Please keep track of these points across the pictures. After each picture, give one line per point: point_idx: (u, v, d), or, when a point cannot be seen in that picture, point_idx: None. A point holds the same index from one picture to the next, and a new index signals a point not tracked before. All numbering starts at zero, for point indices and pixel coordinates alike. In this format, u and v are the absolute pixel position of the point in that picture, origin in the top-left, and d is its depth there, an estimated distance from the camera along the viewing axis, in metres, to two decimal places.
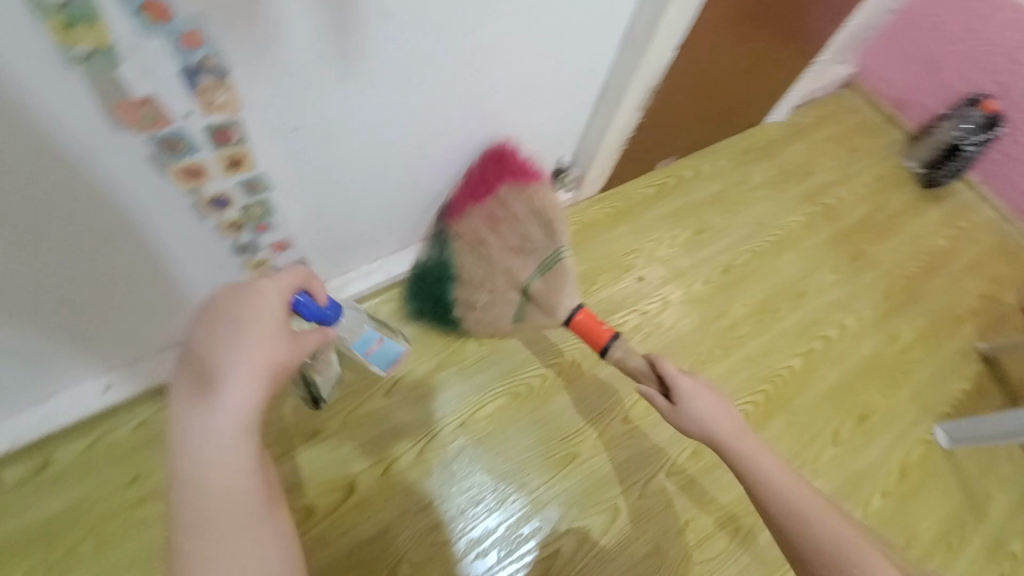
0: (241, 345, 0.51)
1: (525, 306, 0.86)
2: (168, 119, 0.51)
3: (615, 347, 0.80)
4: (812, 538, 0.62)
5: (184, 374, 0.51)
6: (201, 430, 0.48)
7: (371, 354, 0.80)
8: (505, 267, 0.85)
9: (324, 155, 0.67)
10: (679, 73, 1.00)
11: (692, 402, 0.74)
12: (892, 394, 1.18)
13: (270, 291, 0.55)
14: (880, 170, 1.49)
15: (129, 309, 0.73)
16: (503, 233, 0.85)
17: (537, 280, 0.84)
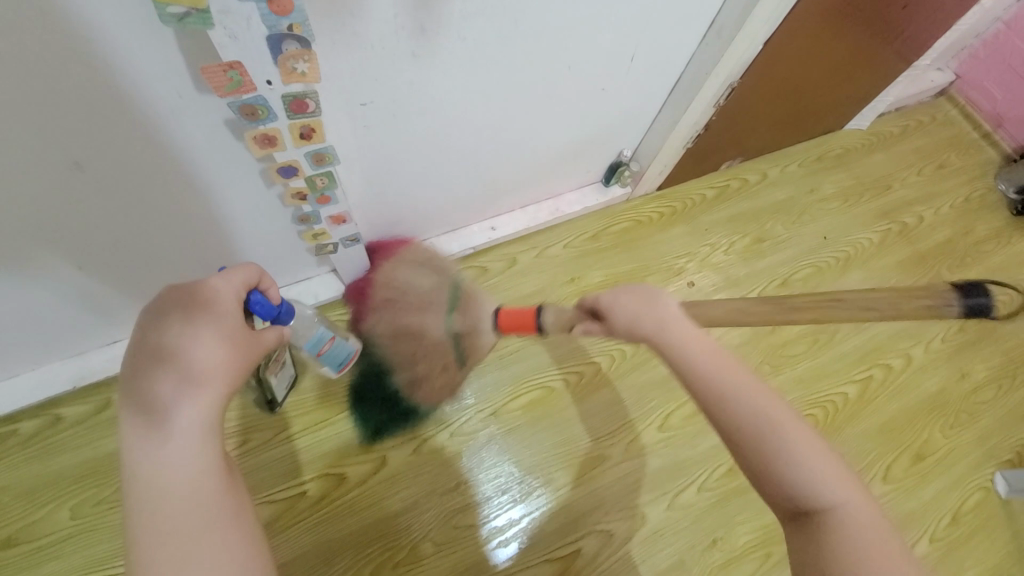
0: (187, 346, 0.51)
1: (461, 347, 0.78)
2: (250, 87, 0.49)
3: (544, 320, 0.71)
4: (754, 439, 0.50)
5: (133, 378, 0.50)
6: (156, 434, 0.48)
7: (321, 354, 0.79)
8: (421, 327, 0.76)
9: (390, 130, 0.67)
10: (761, 71, 0.94)
11: (616, 306, 0.61)
12: (955, 436, 1.09)
13: (223, 290, 0.56)
14: (970, 190, 1.36)
15: (192, 264, 0.75)
16: (414, 304, 0.76)
17: (455, 318, 0.76)
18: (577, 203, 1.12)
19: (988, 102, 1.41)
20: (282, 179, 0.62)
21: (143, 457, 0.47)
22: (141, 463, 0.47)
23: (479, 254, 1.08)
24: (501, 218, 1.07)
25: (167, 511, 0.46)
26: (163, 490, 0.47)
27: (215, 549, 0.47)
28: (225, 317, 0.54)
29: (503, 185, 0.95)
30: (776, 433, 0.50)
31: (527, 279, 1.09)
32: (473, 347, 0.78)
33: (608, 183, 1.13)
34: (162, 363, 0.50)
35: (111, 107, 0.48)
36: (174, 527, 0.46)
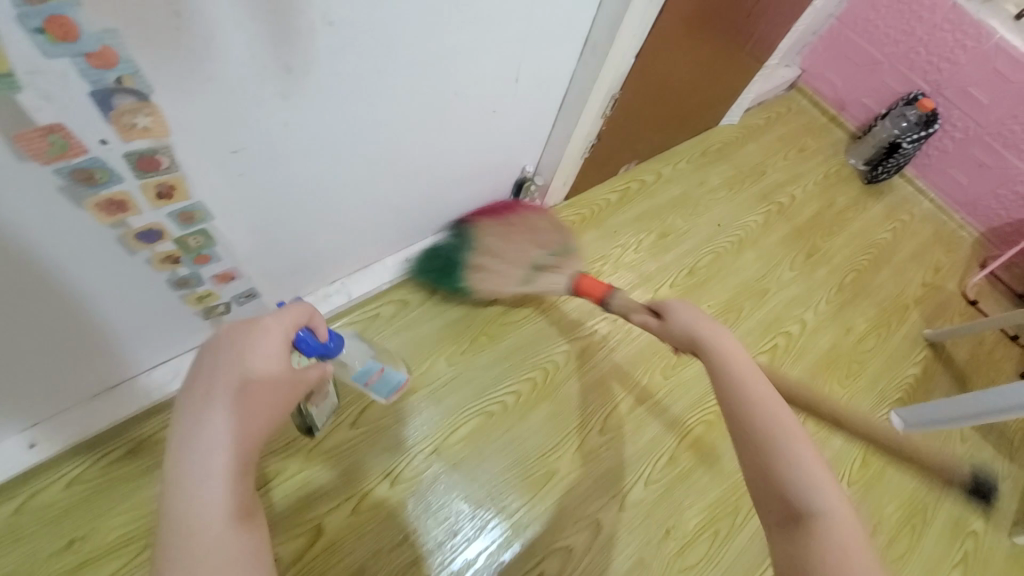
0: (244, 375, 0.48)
1: (534, 277, 0.98)
2: (81, 149, 0.45)
3: (615, 298, 0.88)
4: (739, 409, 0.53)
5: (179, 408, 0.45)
6: (195, 469, 0.42)
7: (371, 383, 0.85)
8: (520, 249, 0.98)
9: (271, 178, 0.62)
10: (638, 78, 1.01)
11: (677, 311, 0.70)
12: (851, 383, 1.22)
13: (274, 328, 0.54)
14: (827, 168, 1.56)
15: (51, 356, 0.65)
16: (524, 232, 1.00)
17: (549, 257, 0.98)
18: None
19: (830, 90, 1.64)
20: (145, 245, 0.57)
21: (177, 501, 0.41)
22: (175, 505, 0.41)
23: (396, 288, 1.05)
24: (414, 247, 1.04)
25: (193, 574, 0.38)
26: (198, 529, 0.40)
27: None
28: (270, 358, 0.52)
29: (410, 215, 0.93)
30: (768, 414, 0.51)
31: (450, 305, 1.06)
32: (545, 284, 0.97)
33: (517, 200, 1.15)
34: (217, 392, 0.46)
35: None
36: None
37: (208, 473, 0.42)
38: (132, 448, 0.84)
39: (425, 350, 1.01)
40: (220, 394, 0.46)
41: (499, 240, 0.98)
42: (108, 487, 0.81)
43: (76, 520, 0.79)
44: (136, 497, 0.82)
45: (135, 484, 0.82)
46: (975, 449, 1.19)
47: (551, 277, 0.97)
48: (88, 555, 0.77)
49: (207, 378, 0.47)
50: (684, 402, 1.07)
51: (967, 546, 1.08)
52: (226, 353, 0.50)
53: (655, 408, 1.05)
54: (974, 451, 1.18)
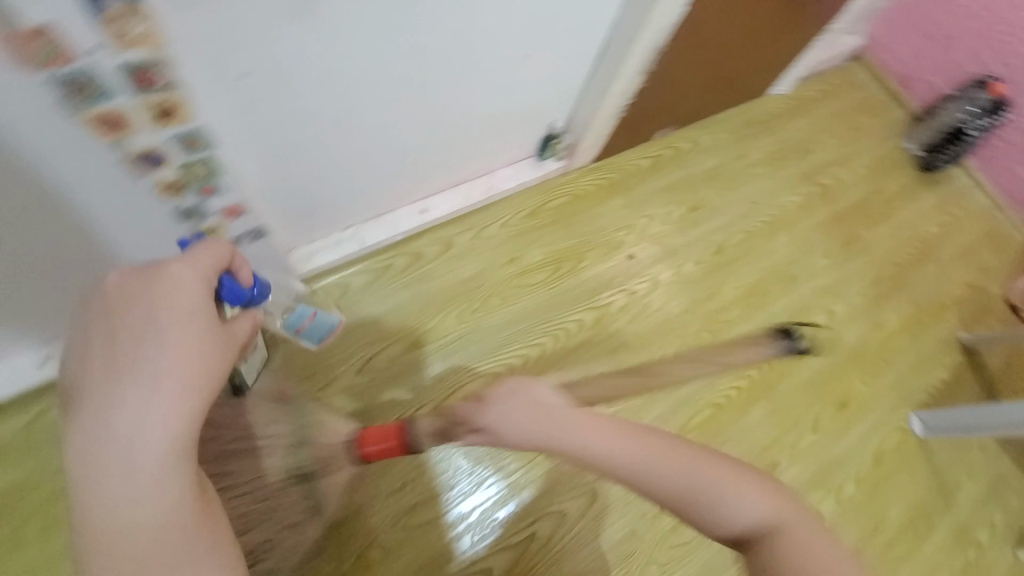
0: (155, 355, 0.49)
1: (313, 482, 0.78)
2: (71, 55, 0.41)
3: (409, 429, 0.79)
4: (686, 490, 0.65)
5: (94, 380, 0.48)
6: (121, 452, 0.46)
7: (303, 329, 0.85)
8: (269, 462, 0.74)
9: (280, 108, 0.59)
10: (689, 30, 0.92)
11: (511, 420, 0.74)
12: (873, 381, 1.16)
13: (189, 279, 0.51)
14: (880, 150, 1.44)
15: (63, 276, 0.65)
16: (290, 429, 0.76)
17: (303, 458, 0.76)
18: (512, 179, 1.06)
19: (896, 63, 1.48)
20: (147, 170, 0.54)
21: (107, 466, 0.46)
22: (103, 483, 0.46)
23: (412, 239, 1.02)
24: (432, 199, 1.00)
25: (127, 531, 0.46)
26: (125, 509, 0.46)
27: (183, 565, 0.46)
28: (190, 315, 0.50)
29: (428, 163, 0.88)
30: (698, 478, 0.66)
31: (463, 263, 1.03)
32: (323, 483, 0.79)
33: (543, 158, 1.08)
34: (132, 366, 0.48)
35: None
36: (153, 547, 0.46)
37: (126, 455, 0.46)
38: None
39: (433, 307, 0.99)
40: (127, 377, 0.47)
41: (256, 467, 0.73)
42: None
43: None
44: None
45: None
46: (994, 459, 1.15)
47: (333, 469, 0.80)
48: None
49: (114, 354, 0.48)
50: (693, 384, 1.04)
51: (968, 554, 1.06)
52: (132, 316, 0.49)
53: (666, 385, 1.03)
54: (993, 461, 1.14)
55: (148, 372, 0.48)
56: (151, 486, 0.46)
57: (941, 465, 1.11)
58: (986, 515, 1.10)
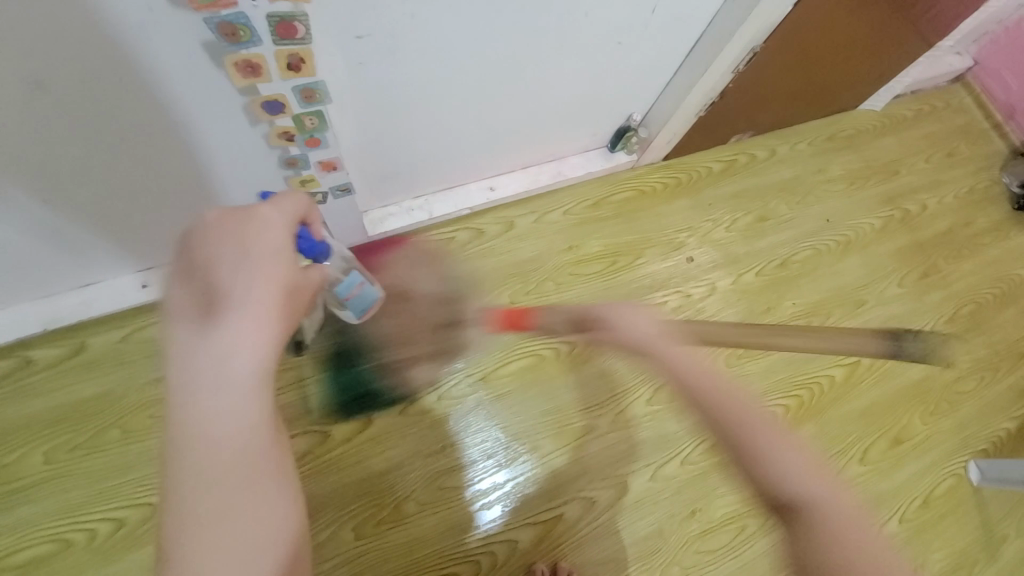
0: (248, 283, 0.49)
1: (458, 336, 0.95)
2: (230, 1, 0.45)
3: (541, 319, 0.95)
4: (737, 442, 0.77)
5: (191, 301, 0.48)
6: (209, 378, 0.45)
7: (348, 299, 0.78)
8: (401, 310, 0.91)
9: (388, 72, 0.62)
10: (787, 32, 0.88)
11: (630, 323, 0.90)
12: (933, 421, 1.10)
13: (274, 220, 0.53)
14: (975, 181, 1.34)
15: (174, 206, 0.71)
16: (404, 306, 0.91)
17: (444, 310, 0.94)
18: (581, 168, 1.07)
19: (1001, 91, 1.37)
20: (268, 115, 0.58)
21: (197, 384, 0.45)
22: (187, 410, 0.44)
23: (477, 216, 1.04)
24: (500, 178, 1.02)
25: (205, 461, 0.43)
26: (209, 438, 0.43)
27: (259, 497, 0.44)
28: (276, 253, 0.52)
29: (506, 142, 0.90)
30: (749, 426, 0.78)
31: (523, 244, 1.05)
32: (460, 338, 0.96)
33: (614, 150, 1.08)
34: (228, 289, 0.48)
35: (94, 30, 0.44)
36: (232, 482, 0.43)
37: (218, 382, 0.45)
38: None
39: (489, 283, 1.02)
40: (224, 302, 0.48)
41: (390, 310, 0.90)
42: None
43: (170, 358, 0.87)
44: None
45: None
46: None
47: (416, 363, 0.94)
48: None
49: (210, 279, 0.49)
50: (740, 395, 1.02)
51: None
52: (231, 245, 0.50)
53: None
54: None
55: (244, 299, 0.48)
56: (236, 415, 0.45)
57: (995, 519, 1.05)
58: None
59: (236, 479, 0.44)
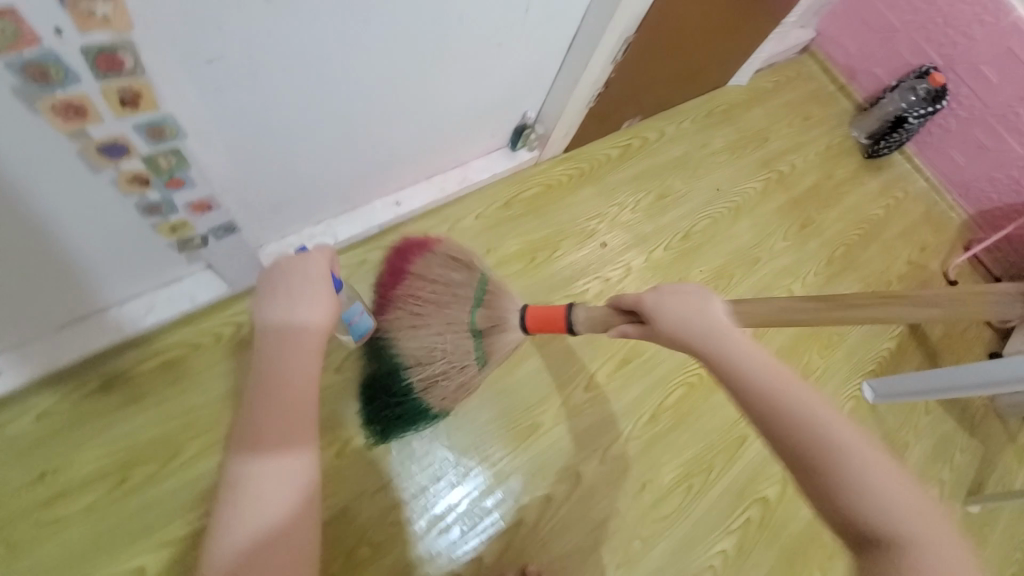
0: (311, 298, 0.61)
1: (483, 343, 0.86)
2: (31, 39, 0.38)
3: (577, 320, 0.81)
4: (807, 443, 0.52)
5: (272, 296, 0.61)
6: (291, 353, 0.57)
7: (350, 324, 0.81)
8: (448, 307, 0.83)
9: (251, 97, 0.57)
10: (655, 20, 0.94)
11: (663, 310, 0.66)
12: (830, 354, 1.24)
13: (320, 261, 0.64)
14: (830, 139, 1.53)
15: (14, 280, 0.60)
16: (457, 292, 0.85)
17: (481, 313, 0.86)
18: (485, 170, 1.06)
19: (842, 56, 1.58)
20: (109, 161, 0.51)
21: (275, 358, 0.57)
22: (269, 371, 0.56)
23: (386, 234, 1.00)
24: (405, 191, 0.99)
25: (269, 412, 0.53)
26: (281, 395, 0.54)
27: (264, 500, 0.50)
28: (321, 281, 0.63)
29: (404, 153, 0.87)
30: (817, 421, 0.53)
31: None
32: (499, 346, 0.88)
33: (516, 148, 1.09)
34: (297, 294, 0.61)
35: None
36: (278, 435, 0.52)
37: (290, 359, 0.57)
38: (106, 381, 0.78)
39: None
40: (300, 300, 0.61)
41: (421, 313, 0.83)
42: (82, 421, 0.76)
43: (47, 452, 0.74)
44: (116, 430, 0.77)
45: (112, 418, 0.77)
46: (937, 420, 1.26)
47: (497, 335, 0.87)
48: (63, 487, 0.73)
49: (286, 286, 0.62)
50: (668, 365, 1.08)
51: None
52: (297, 268, 0.63)
53: (641, 367, 1.06)
54: (936, 422, 1.25)
55: (307, 303, 0.61)
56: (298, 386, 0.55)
57: (892, 429, 1.21)
58: (933, 472, 1.20)
59: (286, 434, 0.53)
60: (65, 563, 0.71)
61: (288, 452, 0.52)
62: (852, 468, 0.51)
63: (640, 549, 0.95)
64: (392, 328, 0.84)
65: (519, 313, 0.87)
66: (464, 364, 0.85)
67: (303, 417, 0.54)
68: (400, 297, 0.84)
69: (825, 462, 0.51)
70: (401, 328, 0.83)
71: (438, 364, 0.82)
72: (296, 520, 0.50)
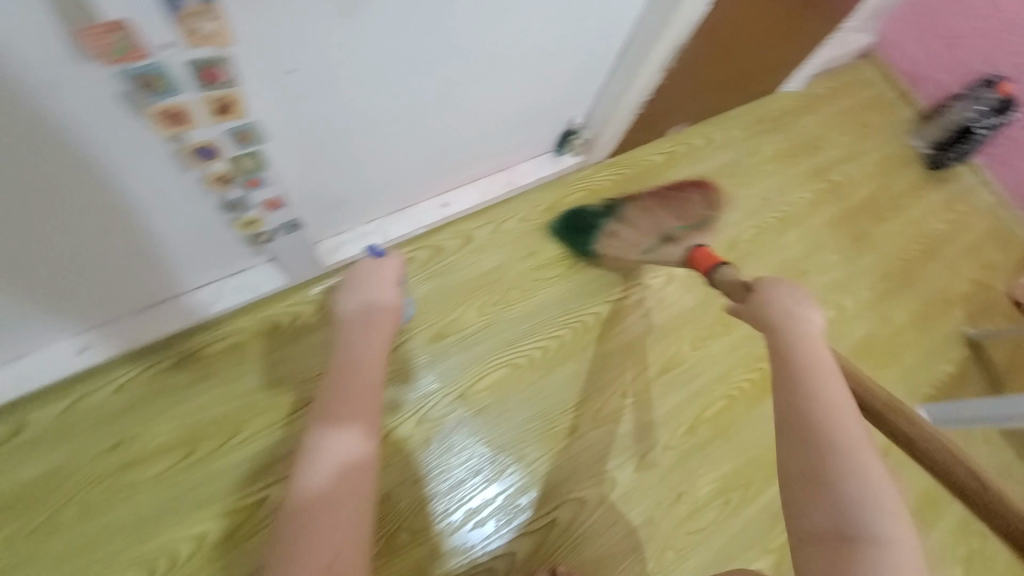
0: (382, 294, 0.70)
1: (658, 247, 0.96)
2: (144, 52, 0.43)
3: (722, 272, 0.83)
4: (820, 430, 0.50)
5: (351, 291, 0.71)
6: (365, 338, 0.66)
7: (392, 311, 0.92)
8: (680, 214, 0.98)
9: (323, 104, 0.60)
10: (709, 27, 0.93)
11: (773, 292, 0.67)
12: (881, 374, 1.19)
13: (390, 266, 0.74)
14: (889, 148, 1.46)
15: (107, 264, 0.66)
16: (675, 207, 0.99)
17: (679, 228, 0.97)
18: (531, 174, 1.08)
19: (904, 61, 1.50)
20: (199, 162, 0.56)
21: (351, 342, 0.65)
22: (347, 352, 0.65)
23: (432, 233, 1.03)
24: (452, 193, 1.02)
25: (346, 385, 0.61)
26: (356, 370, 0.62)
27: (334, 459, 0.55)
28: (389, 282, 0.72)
29: (455, 157, 0.90)
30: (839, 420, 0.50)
31: (484, 255, 1.05)
32: (664, 254, 0.96)
33: (561, 153, 1.10)
34: (370, 289, 0.70)
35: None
36: (353, 404, 0.59)
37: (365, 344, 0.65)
38: (177, 360, 0.84)
39: (455, 298, 1.01)
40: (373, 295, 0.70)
41: (655, 208, 0.99)
42: (154, 396, 0.83)
43: (124, 422, 0.81)
44: (184, 406, 0.83)
45: (181, 395, 0.83)
46: (997, 451, 1.18)
47: (671, 247, 0.95)
48: (136, 456, 0.80)
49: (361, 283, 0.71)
50: (708, 376, 1.06)
51: (973, 543, 1.09)
52: (371, 269, 0.73)
53: (680, 377, 1.05)
54: (996, 453, 1.17)
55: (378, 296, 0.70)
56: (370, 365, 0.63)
57: None
58: None
59: (359, 404, 0.60)
60: (135, 525, 0.77)
61: (359, 419, 0.58)
62: (855, 473, 0.47)
63: (672, 560, 0.94)
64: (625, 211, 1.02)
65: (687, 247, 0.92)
66: (636, 240, 0.99)
67: (371, 391, 0.61)
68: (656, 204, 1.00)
69: (828, 454, 0.48)
70: (641, 224, 0.99)
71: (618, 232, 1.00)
72: (352, 482, 0.54)
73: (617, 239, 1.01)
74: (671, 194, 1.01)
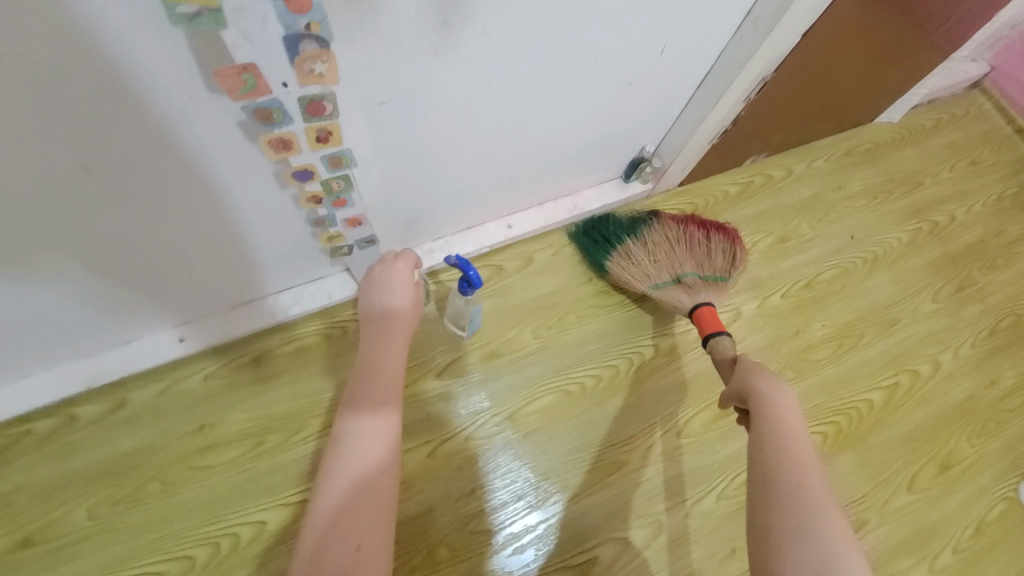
0: (397, 292, 0.73)
1: (667, 287, 0.93)
2: (265, 90, 0.48)
3: (717, 341, 0.81)
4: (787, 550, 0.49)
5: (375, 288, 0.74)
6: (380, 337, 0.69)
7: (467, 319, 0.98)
8: (701, 260, 0.94)
9: (409, 131, 0.64)
10: (799, 60, 0.88)
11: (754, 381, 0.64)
12: (982, 443, 1.05)
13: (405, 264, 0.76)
14: (1004, 189, 1.30)
15: (209, 265, 0.74)
16: (697, 250, 0.94)
17: (693, 278, 0.91)
18: (596, 200, 1.07)
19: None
20: (298, 183, 0.61)
21: (369, 343, 0.70)
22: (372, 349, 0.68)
23: (496, 253, 1.05)
24: (517, 215, 1.04)
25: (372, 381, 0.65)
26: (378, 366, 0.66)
27: (364, 448, 0.59)
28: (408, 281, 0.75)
29: (525, 181, 0.92)
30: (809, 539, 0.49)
31: (543, 278, 1.05)
32: (672, 300, 0.92)
33: (629, 180, 1.09)
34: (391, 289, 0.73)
35: (135, 112, 0.47)
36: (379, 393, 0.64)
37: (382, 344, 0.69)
38: (256, 356, 0.92)
39: (512, 319, 1.02)
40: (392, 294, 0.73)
41: (678, 242, 0.96)
42: (234, 386, 0.90)
43: (206, 408, 0.89)
44: (259, 399, 0.90)
45: (257, 387, 0.91)
46: None
47: (678, 292, 0.91)
48: (214, 440, 0.87)
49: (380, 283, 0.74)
50: None
51: None
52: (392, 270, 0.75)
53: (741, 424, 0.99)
54: None
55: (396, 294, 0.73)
56: (390, 359, 0.67)
57: None
58: None
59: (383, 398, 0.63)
60: (207, 504, 0.84)
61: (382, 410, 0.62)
62: None
63: None
64: (650, 234, 0.98)
65: (698, 300, 0.90)
66: (647, 272, 0.95)
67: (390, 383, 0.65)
68: (680, 233, 0.97)
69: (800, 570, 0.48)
70: (659, 253, 0.95)
71: (637, 254, 0.97)
72: (381, 470, 0.59)
73: (630, 263, 0.97)
74: (699, 237, 0.96)
